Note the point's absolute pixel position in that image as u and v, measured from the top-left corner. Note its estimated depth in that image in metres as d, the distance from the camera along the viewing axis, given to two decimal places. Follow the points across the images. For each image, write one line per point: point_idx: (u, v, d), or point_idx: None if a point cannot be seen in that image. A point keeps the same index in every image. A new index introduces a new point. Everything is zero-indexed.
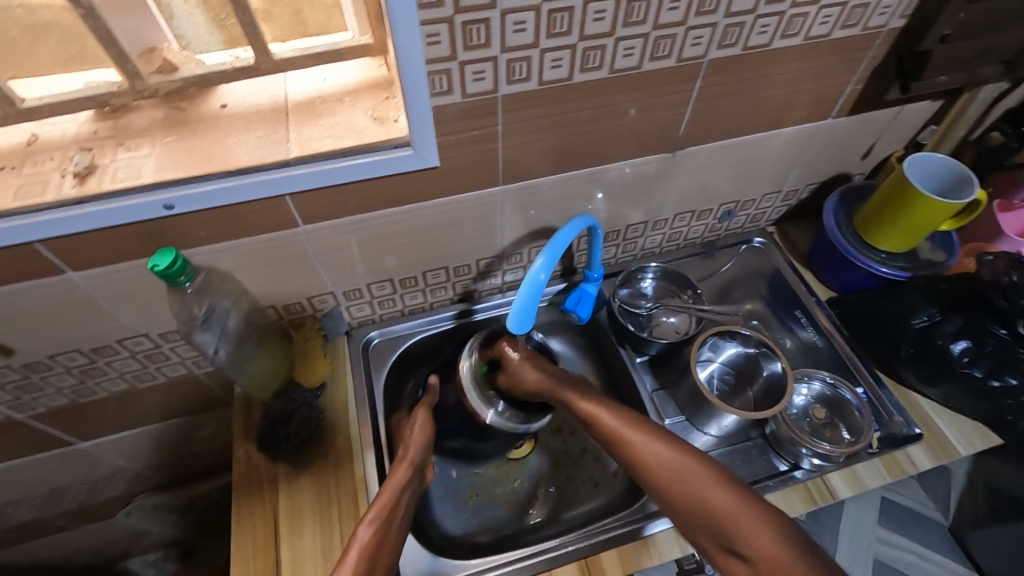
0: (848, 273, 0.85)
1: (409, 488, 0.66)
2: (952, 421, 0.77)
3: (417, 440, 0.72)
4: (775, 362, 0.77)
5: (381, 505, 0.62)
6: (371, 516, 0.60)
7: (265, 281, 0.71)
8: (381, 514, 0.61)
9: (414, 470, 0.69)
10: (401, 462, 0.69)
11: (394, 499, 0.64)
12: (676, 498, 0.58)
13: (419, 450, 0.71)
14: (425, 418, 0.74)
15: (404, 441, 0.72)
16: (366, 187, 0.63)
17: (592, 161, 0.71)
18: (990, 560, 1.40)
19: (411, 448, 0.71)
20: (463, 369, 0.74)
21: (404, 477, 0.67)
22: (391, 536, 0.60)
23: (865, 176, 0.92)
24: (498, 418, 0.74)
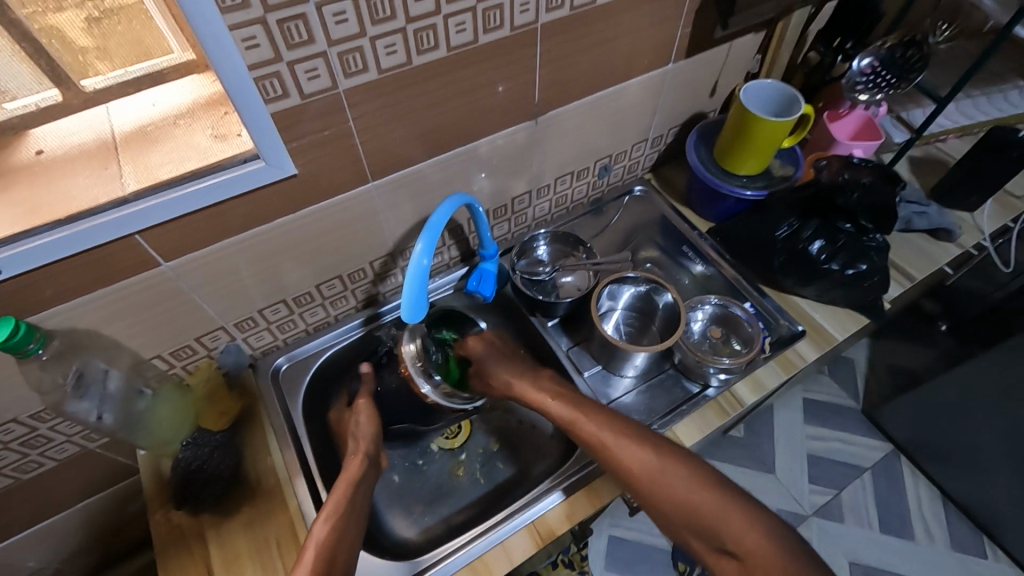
0: (719, 202, 0.92)
1: (365, 479, 0.68)
2: (826, 311, 0.86)
3: (366, 429, 0.73)
4: (665, 293, 0.82)
5: (335, 502, 0.63)
6: (327, 513, 0.61)
7: (141, 331, 0.66)
8: (337, 509, 0.62)
9: (368, 459, 0.70)
10: (355, 455, 0.70)
11: (350, 491, 0.65)
12: (655, 495, 0.60)
13: (369, 440, 0.72)
14: (369, 407, 0.75)
15: (353, 432, 0.73)
16: (222, 210, 0.60)
17: (458, 142, 0.72)
18: (897, 429, 1.59)
19: (361, 439, 0.72)
20: (407, 353, 0.75)
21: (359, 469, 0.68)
22: (349, 528, 0.61)
23: (718, 112, 1.00)
24: (444, 400, 0.77)
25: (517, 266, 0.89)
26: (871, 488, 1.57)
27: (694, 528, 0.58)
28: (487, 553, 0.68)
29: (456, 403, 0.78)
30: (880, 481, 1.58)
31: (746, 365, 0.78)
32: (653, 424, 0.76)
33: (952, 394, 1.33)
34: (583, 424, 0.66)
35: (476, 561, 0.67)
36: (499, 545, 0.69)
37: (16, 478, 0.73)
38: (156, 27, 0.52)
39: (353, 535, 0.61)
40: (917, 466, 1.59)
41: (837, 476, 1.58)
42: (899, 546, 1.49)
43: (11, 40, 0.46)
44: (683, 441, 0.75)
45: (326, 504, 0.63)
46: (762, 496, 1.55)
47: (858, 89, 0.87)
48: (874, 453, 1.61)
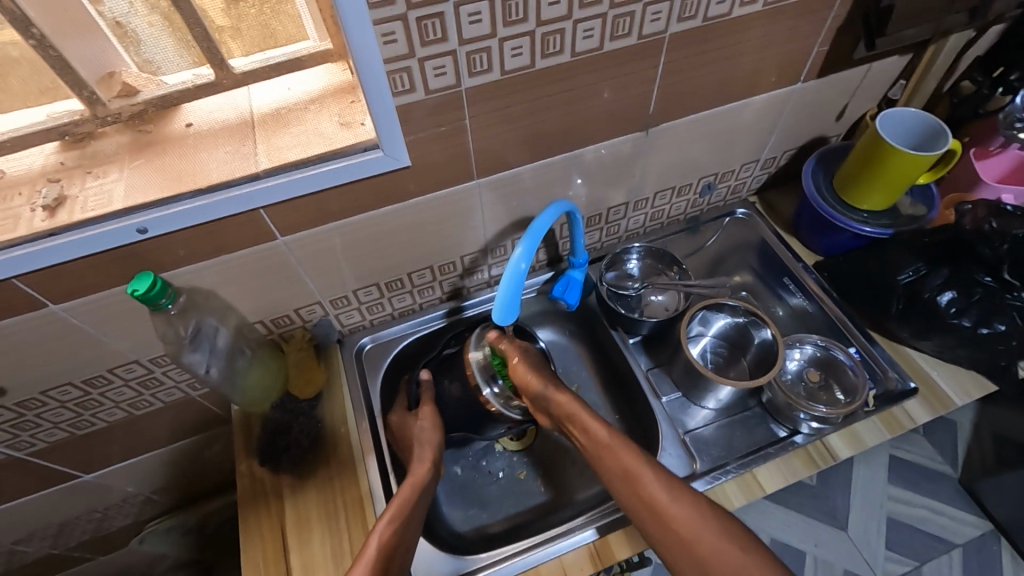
0: (831, 235, 0.85)
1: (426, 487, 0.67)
2: (945, 370, 0.77)
3: (430, 436, 0.72)
4: (764, 329, 0.78)
5: (400, 501, 0.64)
6: (389, 517, 0.62)
7: (251, 297, 0.71)
8: (399, 514, 0.63)
9: (433, 468, 0.70)
10: (422, 455, 0.70)
11: (412, 499, 0.65)
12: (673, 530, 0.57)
13: (435, 448, 0.71)
14: (433, 414, 0.74)
15: (416, 439, 0.72)
16: (338, 193, 0.63)
17: (565, 148, 0.71)
18: (1000, 507, 1.42)
19: (426, 444, 0.71)
20: (471, 359, 0.77)
21: (427, 475, 0.68)
22: (405, 539, 0.61)
23: (841, 138, 0.93)
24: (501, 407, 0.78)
25: (605, 277, 0.87)
26: (960, 567, 1.41)
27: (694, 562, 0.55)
28: (543, 564, 0.67)
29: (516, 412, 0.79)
30: (971, 562, 1.41)
31: (845, 416, 0.72)
32: (731, 462, 0.72)
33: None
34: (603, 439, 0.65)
35: (531, 570, 0.67)
36: (557, 558, 0.68)
37: (130, 412, 0.81)
38: (288, 12, 0.55)
39: (407, 548, 0.61)
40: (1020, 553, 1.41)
41: (920, 546, 1.43)
42: None
43: (161, 16, 0.51)
44: (764, 488, 0.70)
45: (388, 509, 0.63)
46: (828, 552, 1.43)
47: (1017, 126, 0.77)
48: (969, 530, 1.45)
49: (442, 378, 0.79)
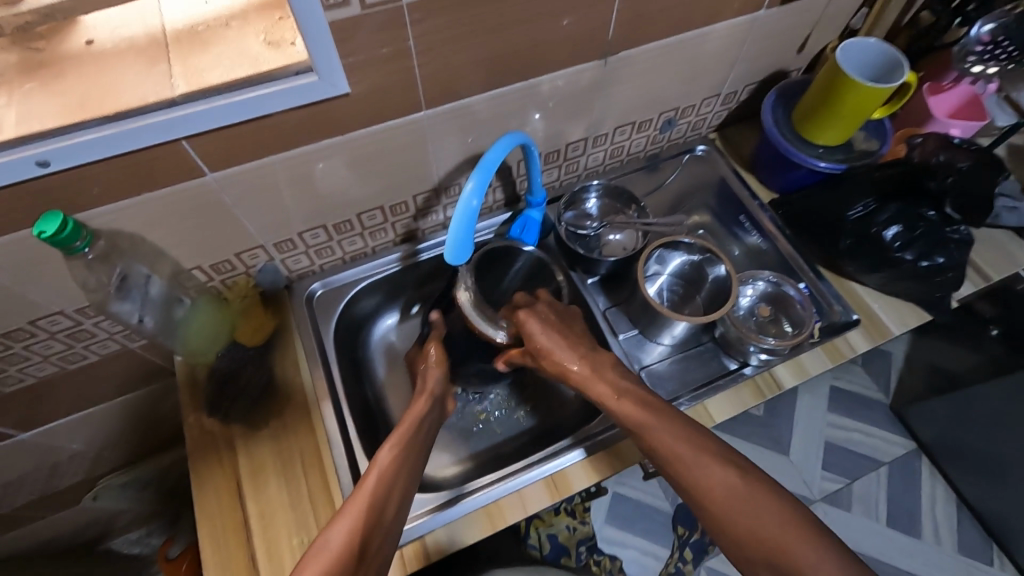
0: (788, 171, 0.85)
1: (426, 419, 0.66)
2: (886, 303, 0.80)
3: (433, 372, 0.71)
4: (718, 266, 0.78)
5: (401, 433, 0.63)
6: (393, 438, 0.62)
7: (183, 240, 0.66)
8: (402, 438, 0.62)
9: (433, 401, 0.69)
10: (421, 395, 0.69)
11: (415, 427, 0.64)
12: (738, 529, 0.52)
13: (437, 381, 0.71)
14: (439, 354, 0.73)
15: (422, 378, 0.71)
16: (271, 123, 0.57)
17: (521, 76, 0.67)
18: (923, 428, 1.55)
19: (428, 380, 0.71)
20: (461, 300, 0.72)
21: (424, 409, 0.67)
22: (398, 475, 0.58)
23: (803, 71, 0.91)
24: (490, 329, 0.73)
25: (563, 217, 0.85)
26: (886, 482, 1.55)
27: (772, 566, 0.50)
28: (503, 498, 0.69)
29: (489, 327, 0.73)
30: (895, 477, 1.56)
31: (791, 348, 0.75)
32: (683, 395, 0.74)
33: (993, 401, 1.28)
34: (671, 452, 0.57)
35: (491, 505, 0.68)
36: (516, 493, 0.69)
37: (62, 367, 0.76)
38: None
39: (412, 469, 0.60)
40: (937, 467, 1.56)
41: (852, 466, 1.56)
42: (903, 542, 1.49)
43: None
44: (714, 417, 0.73)
45: (393, 432, 0.63)
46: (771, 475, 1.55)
47: (970, 60, 0.77)
48: (895, 449, 1.59)
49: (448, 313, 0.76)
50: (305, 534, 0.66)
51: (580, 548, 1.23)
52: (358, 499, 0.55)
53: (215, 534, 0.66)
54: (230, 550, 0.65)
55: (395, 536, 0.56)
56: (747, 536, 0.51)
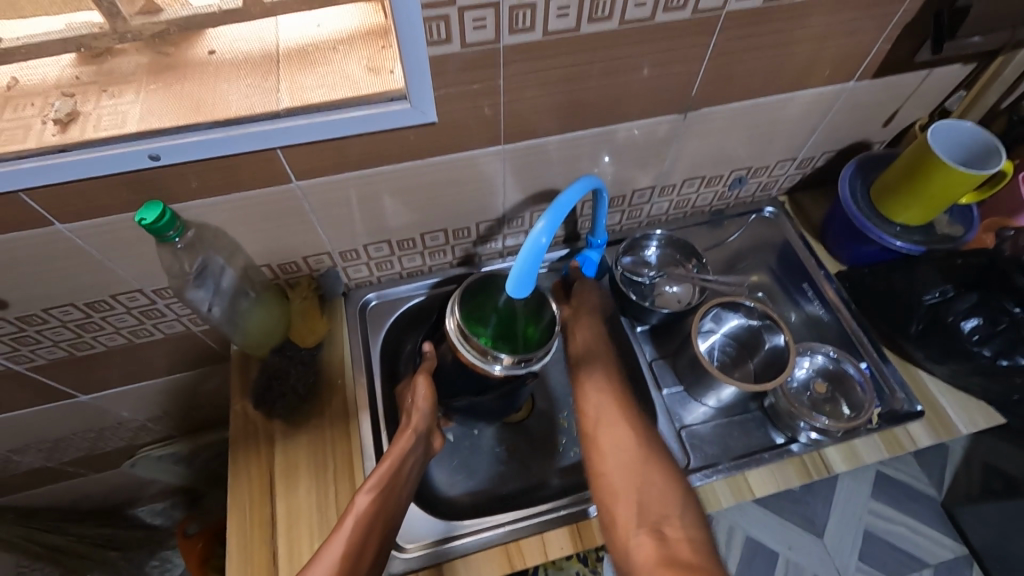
0: (859, 245, 0.82)
1: (410, 458, 0.65)
2: (954, 397, 0.76)
3: (422, 405, 0.69)
4: (777, 335, 0.76)
5: (381, 473, 0.63)
6: (371, 488, 0.61)
7: (259, 238, 0.70)
8: (380, 484, 0.62)
9: (417, 436, 0.67)
10: (405, 431, 0.67)
11: (394, 473, 0.63)
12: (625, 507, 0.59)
13: (424, 416, 0.68)
14: (426, 387, 0.69)
15: (410, 414, 0.69)
16: (359, 142, 0.60)
17: (599, 121, 0.68)
18: (977, 533, 1.43)
19: (415, 414, 0.68)
20: (448, 326, 0.65)
21: (408, 449, 0.65)
22: (379, 520, 0.60)
23: (886, 145, 0.89)
24: (481, 363, 0.63)
25: (621, 262, 0.85)
26: None
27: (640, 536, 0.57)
28: (525, 539, 0.68)
29: (485, 362, 0.63)
30: None
31: (845, 431, 0.71)
32: (724, 462, 0.71)
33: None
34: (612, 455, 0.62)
35: (511, 543, 0.67)
36: (538, 535, 0.68)
37: (130, 340, 0.81)
38: None
39: (387, 522, 0.61)
40: None
41: (893, 562, 1.45)
42: None
43: None
44: (754, 492, 0.70)
45: (371, 479, 0.62)
46: (800, 556, 1.46)
47: None
48: (942, 552, 1.47)
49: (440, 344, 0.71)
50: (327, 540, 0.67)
51: None
52: (328, 555, 0.56)
53: (242, 526, 0.68)
54: (254, 543, 0.67)
55: None
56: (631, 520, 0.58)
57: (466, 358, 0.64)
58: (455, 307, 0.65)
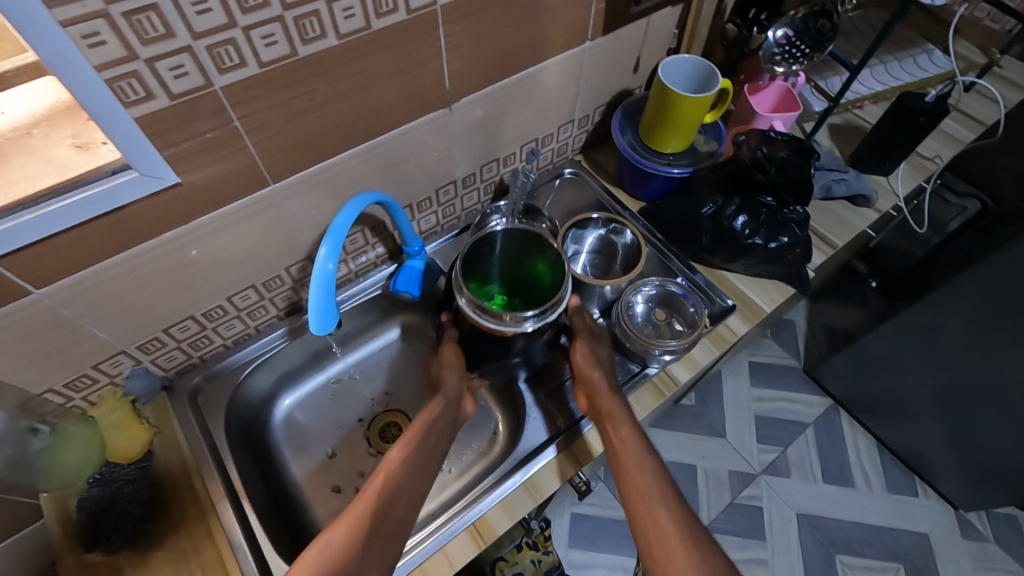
0: (646, 182, 0.91)
1: (439, 420, 0.69)
2: (754, 285, 0.87)
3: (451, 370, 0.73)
4: (625, 232, 0.84)
5: (412, 434, 0.67)
6: (403, 442, 0.65)
7: (21, 364, 0.60)
8: (411, 442, 0.66)
9: (447, 400, 0.71)
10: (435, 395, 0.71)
11: (426, 430, 0.68)
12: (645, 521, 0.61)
13: (451, 382, 0.72)
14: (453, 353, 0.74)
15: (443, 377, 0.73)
16: (96, 228, 0.54)
17: (369, 135, 0.68)
18: (835, 384, 1.67)
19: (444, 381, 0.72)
20: (464, 306, 0.67)
21: (438, 410, 0.69)
22: (405, 484, 0.63)
23: (644, 89, 1.00)
24: (503, 326, 0.66)
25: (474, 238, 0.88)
26: (814, 442, 1.66)
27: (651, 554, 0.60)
28: (428, 561, 0.65)
29: (509, 324, 0.66)
30: (822, 435, 1.67)
31: (688, 346, 0.77)
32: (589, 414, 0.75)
33: (880, 350, 1.40)
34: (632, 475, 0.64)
35: (415, 571, 0.64)
36: (440, 551, 0.66)
37: None
38: None
39: (415, 476, 0.64)
40: (854, 418, 1.69)
41: (782, 434, 1.66)
42: (842, 494, 1.59)
43: None
44: None
45: (404, 436, 0.67)
46: (712, 460, 1.62)
47: (777, 61, 0.86)
48: (816, 409, 1.71)
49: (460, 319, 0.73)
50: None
51: None
52: (350, 512, 0.59)
53: None
54: None
55: (390, 553, 0.59)
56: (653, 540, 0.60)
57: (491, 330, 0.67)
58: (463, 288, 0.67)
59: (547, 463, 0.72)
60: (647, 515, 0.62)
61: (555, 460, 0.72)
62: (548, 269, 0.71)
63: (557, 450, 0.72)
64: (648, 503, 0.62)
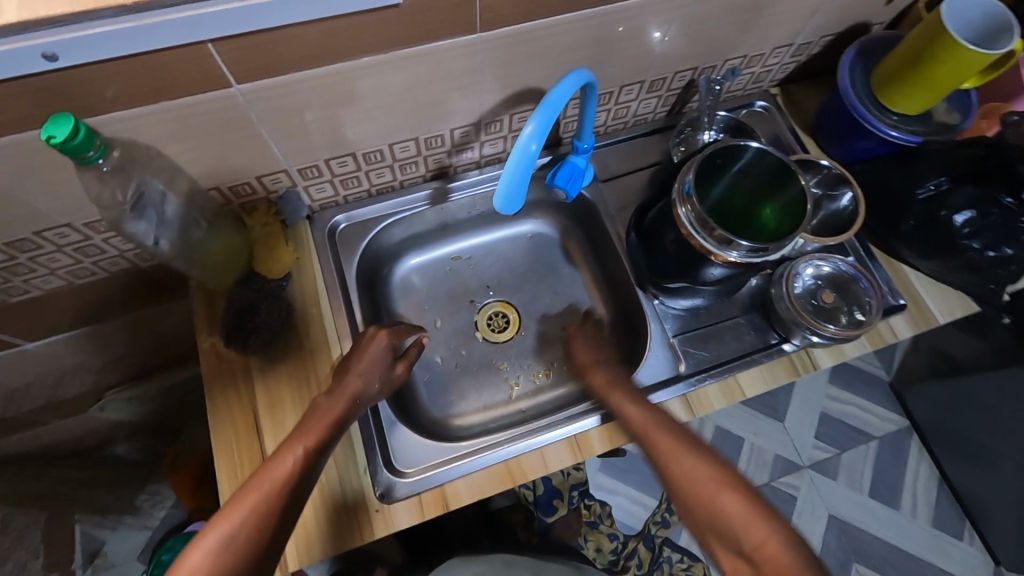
0: (853, 138, 0.78)
1: (340, 418, 0.59)
2: (936, 291, 0.77)
3: (368, 360, 0.63)
4: (845, 194, 0.72)
5: (313, 428, 0.57)
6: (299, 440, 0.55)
7: (202, 156, 0.60)
8: (308, 437, 0.56)
9: (353, 400, 0.60)
10: (348, 377, 0.61)
11: (328, 426, 0.57)
12: (694, 500, 0.56)
13: (367, 374, 0.62)
14: (374, 351, 0.64)
15: (352, 360, 0.63)
16: (309, 33, 0.50)
17: (588, 3, 0.59)
18: (920, 408, 1.57)
19: (354, 370, 0.62)
20: (682, 217, 0.62)
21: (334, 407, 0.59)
22: (300, 493, 0.54)
23: (884, 27, 0.83)
24: (714, 247, 0.61)
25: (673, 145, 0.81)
26: (874, 456, 1.59)
27: (721, 533, 0.54)
28: (524, 455, 0.67)
29: (722, 248, 0.60)
30: (884, 452, 1.60)
31: (847, 338, 0.70)
32: (708, 371, 0.72)
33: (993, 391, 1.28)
34: (668, 457, 0.59)
35: (512, 460, 0.66)
36: (538, 451, 0.67)
37: (69, 282, 0.73)
38: None
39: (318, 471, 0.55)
40: (926, 447, 1.60)
41: (844, 438, 1.60)
42: (883, 512, 1.54)
43: None
44: (745, 392, 0.71)
45: (301, 431, 0.56)
46: (764, 439, 1.59)
47: None
48: (888, 426, 1.62)
49: (664, 228, 0.69)
50: (345, 473, 0.64)
51: (573, 493, 1.16)
52: (247, 501, 0.51)
53: (232, 467, 0.64)
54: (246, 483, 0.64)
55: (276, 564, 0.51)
56: (705, 513, 0.55)
57: (703, 250, 0.62)
58: (688, 199, 0.61)
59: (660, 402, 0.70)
60: (692, 489, 0.56)
61: (671, 402, 0.70)
62: (774, 217, 0.64)
63: (681, 392, 0.70)
64: (703, 488, 0.56)
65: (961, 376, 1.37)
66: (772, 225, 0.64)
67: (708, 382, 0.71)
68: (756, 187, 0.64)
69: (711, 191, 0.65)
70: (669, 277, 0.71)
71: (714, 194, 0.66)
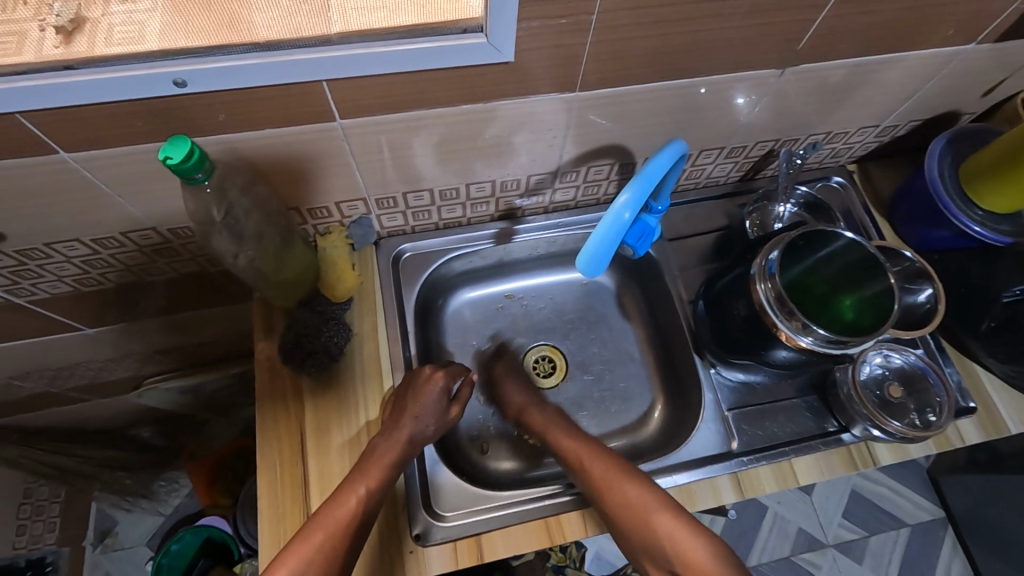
0: (932, 227, 0.76)
1: (393, 463, 0.60)
2: (1009, 398, 0.73)
3: (424, 404, 0.64)
4: (923, 290, 0.69)
5: (369, 473, 0.59)
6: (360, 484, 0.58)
7: (290, 179, 0.61)
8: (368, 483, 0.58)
9: (408, 444, 0.62)
10: (402, 420, 0.63)
11: (384, 471, 0.59)
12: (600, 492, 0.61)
13: (422, 418, 0.64)
14: (430, 396, 0.65)
15: (409, 403, 0.64)
16: (417, 81, 0.52)
17: (685, 73, 0.60)
18: (956, 500, 1.49)
19: (408, 414, 0.63)
20: (761, 292, 0.62)
21: (387, 452, 0.60)
22: (358, 539, 0.56)
23: (973, 118, 0.81)
24: (788, 329, 0.61)
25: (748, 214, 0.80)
26: (904, 543, 1.51)
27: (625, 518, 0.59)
28: (564, 513, 0.65)
29: (796, 333, 0.60)
30: (915, 540, 1.52)
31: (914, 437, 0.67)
32: (760, 453, 0.69)
33: None
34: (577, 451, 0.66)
35: (551, 518, 0.65)
36: (579, 510, 0.65)
37: (140, 279, 0.74)
38: None
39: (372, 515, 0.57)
40: (961, 543, 1.51)
41: (872, 520, 1.52)
42: None
43: None
44: (798, 479, 0.68)
45: (357, 475, 0.58)
46: (788, 510, 1.53)
47: None
48: (921, 514, 1.54)
49: (734, 299, 0.68)
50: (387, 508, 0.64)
51: None
52: (313, 540, 0.54)
53: (274, 488, 0.64)
54: (286, 507, 0.63)
55: None
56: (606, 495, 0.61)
57: (777, 329, 0.61)
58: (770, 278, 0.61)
59: (709, 478, 0.67)
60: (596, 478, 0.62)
61: (721, 479, 0.67)
62: (852, 308, 0.62)
63: (731, 471, 0.68)
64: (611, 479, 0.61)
65: (1003, 473, 1.30)
66: (850, 316, 0.62)
67: (760, 463, 0.68)
68: (838, 275, 0.64)
69: (791, 269, 0.64)
70: (735, 350, 0.70)
71: (794, 270, 0.64)
